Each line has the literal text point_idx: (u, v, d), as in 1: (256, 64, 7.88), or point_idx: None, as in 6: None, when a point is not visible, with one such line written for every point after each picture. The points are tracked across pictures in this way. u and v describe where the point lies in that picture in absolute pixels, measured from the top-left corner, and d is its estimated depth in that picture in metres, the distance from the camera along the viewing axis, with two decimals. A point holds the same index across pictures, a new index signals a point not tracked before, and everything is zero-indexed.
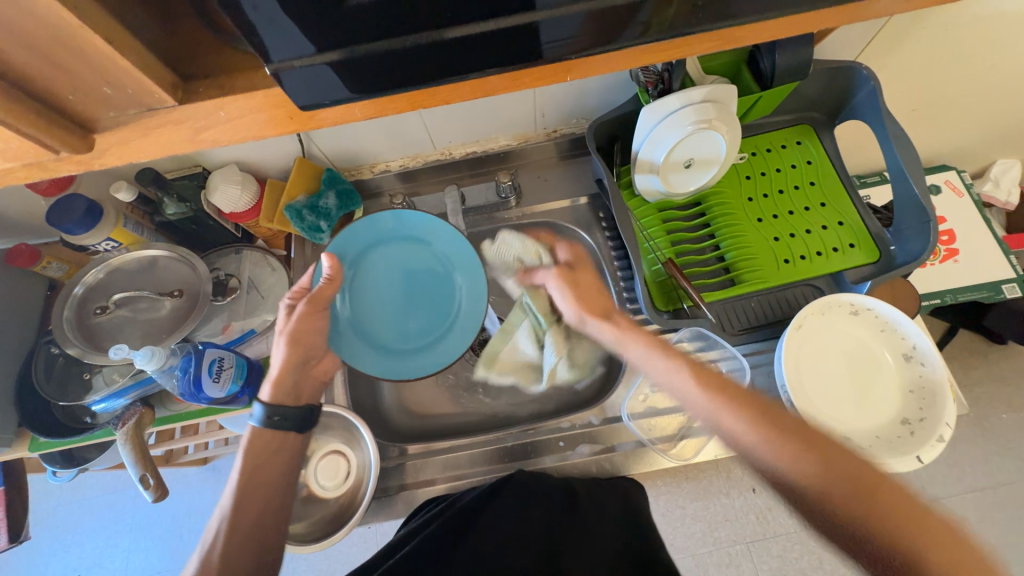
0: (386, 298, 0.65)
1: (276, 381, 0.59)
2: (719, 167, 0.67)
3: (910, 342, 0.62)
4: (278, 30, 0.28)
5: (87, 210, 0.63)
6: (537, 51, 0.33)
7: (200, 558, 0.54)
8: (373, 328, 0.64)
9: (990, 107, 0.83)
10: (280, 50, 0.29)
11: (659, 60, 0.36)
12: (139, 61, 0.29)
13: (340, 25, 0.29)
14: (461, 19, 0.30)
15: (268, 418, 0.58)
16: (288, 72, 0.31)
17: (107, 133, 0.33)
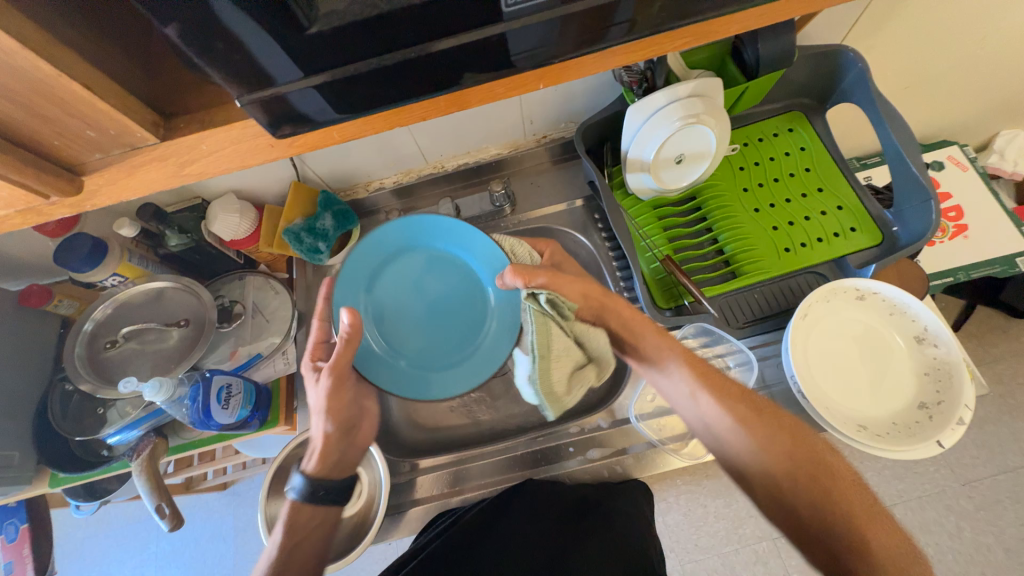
0: (407, 308, 0.64)
1: (321, 453, 0.57)
2: (711, 160, 0.67)
3: (921, 324, 0.60)
4: (244, 64, 0.28)
5: (93, 248, 0.65)
6: (509, 60, 0.33)
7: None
8: (391, 333, 0.63)
9: (987, 78, 0.81)
10: (252, 83, 0.30)
11: (637, 58, 0.36)
12: (119, 104, 0.30)
13: (306, 54, 0.29)
14: (428, 37, 0.30)
15: (310, 493, 0.56)
16: (259, 102, 0.31)
17: (97, 174, 0.34)
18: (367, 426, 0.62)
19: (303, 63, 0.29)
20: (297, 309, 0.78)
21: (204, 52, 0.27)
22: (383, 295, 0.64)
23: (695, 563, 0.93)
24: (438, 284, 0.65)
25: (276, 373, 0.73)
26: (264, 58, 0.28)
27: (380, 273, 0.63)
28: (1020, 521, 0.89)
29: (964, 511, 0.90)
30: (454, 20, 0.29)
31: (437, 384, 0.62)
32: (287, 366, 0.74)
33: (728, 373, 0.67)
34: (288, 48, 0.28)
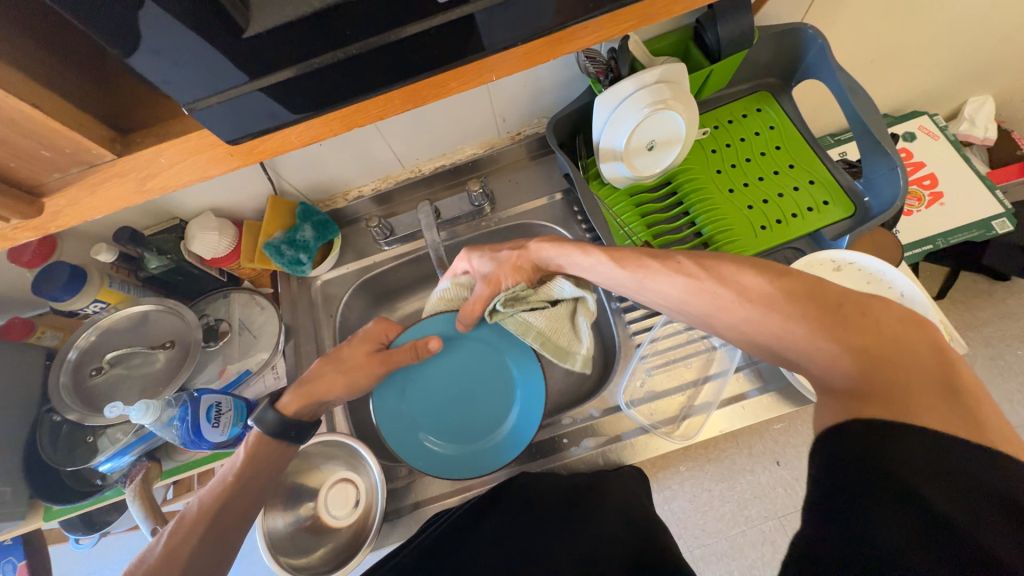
0: (445, 402, 0.70)
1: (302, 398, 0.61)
2: (682, 145, 0.68)
3: (897, 290, 0.61)
4: (188, 71, 0.29)
5: (71, 275, 0.64)
6: (454, 54, 0.34)
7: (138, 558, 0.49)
8: (434, 426, 0.69)
9: (947, 48, 0.83)
10: (199, 91, 0.31)
11: (615, 33, 0.37)
12: (73, 123, 0.31)
13: (248, 57, 0.30)
14: (369, 33, 0.31)
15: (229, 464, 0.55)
16: (207, 108, 0.32)
17: (58, 195, 0.35)
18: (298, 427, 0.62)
19: (248, 67, 0.31)
20: (285, 323, 0.78)
21: (146, 57, 0.28)
22: (421, 391, 0.69)
23: (704, 548, 0.93)
24: (471, 375, 0.70)
25: (266, 388, 0.73)
26: (208, 65, 0.30)
27: (414, 376, 0.69)
28: None
29: None
30: (392, 14, 0.30)
31: (471, 465, 0.66)
32: (278, 379, 0.74)
33: (713, 353, 0.68)
34: (230, 52, 0.29)
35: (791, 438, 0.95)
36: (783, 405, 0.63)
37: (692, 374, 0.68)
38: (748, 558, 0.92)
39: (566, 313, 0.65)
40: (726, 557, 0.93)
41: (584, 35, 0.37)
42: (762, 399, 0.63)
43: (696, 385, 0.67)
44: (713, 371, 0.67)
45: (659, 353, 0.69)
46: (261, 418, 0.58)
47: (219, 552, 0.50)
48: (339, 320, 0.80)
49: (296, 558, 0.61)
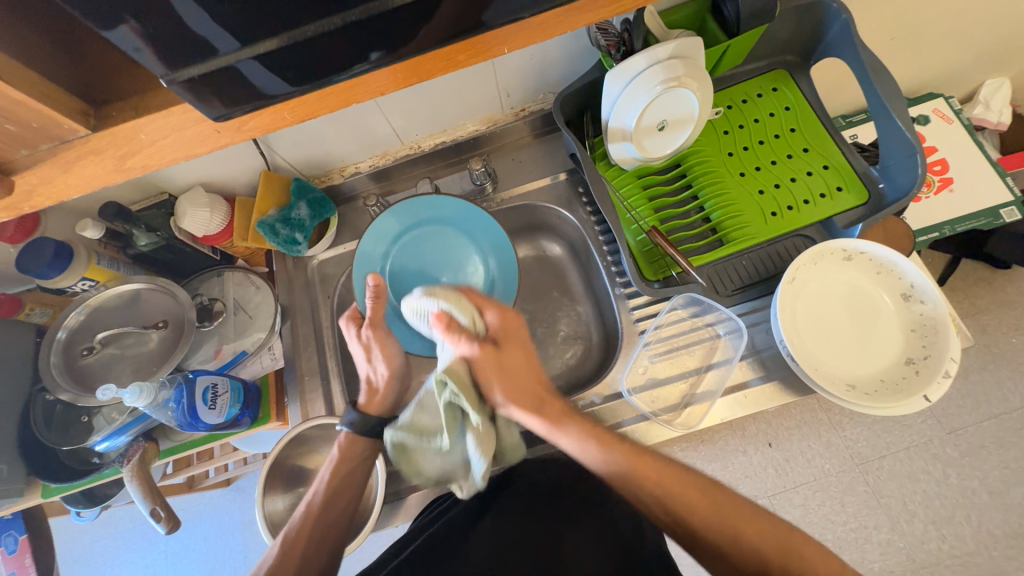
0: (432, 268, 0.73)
1: (377, 394, 0.61)
2: (694, 125, 0.65)
3: (907, 281, 0.60)
4: (165, 36, 0.27)
5: (56, 253, 0.62)
6: (458, 23, 0.31)
7: (279, 546, 0.53)
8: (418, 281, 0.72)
9: (971, 27, 0.79)
10: (177, 59, 0.28)
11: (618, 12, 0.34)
12: (38, 94, 0.29)
13: (230, 23, 0.27)
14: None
15: (371, 428, 0.59)
16: (189, 80, 0.29)
17: (29, 173, 0.32)
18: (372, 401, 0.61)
19: (231, 30, 0.28)
20: (280, 303, 0.76)
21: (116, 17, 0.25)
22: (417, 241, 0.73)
23: None
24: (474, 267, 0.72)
25: (263, 369, 0.72)
26: (188, 29, 0.27)
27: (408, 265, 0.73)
28: (1002, 464, 0.92)
29: (950, 458, 0.93)
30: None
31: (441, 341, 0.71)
32: (274, 361, 0.72)
33: (717, 341, 0.67)
34: (212, 13, 0.26)
35: (784, 421, 0.95)
36: (784, 394, 0.63)
37: (695, 361, 0.67)
38: None
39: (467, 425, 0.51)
40: None
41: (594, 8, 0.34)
42: (763, 389, 0.63)
43: (698, 372, 0.67)
44: (716, 359, 0.67)
45: (663, 341, 0.68)
46: (347, 423, 0.59)
47: (328, 549, 0.54)
48: (336, 300, 0.79)
49: None
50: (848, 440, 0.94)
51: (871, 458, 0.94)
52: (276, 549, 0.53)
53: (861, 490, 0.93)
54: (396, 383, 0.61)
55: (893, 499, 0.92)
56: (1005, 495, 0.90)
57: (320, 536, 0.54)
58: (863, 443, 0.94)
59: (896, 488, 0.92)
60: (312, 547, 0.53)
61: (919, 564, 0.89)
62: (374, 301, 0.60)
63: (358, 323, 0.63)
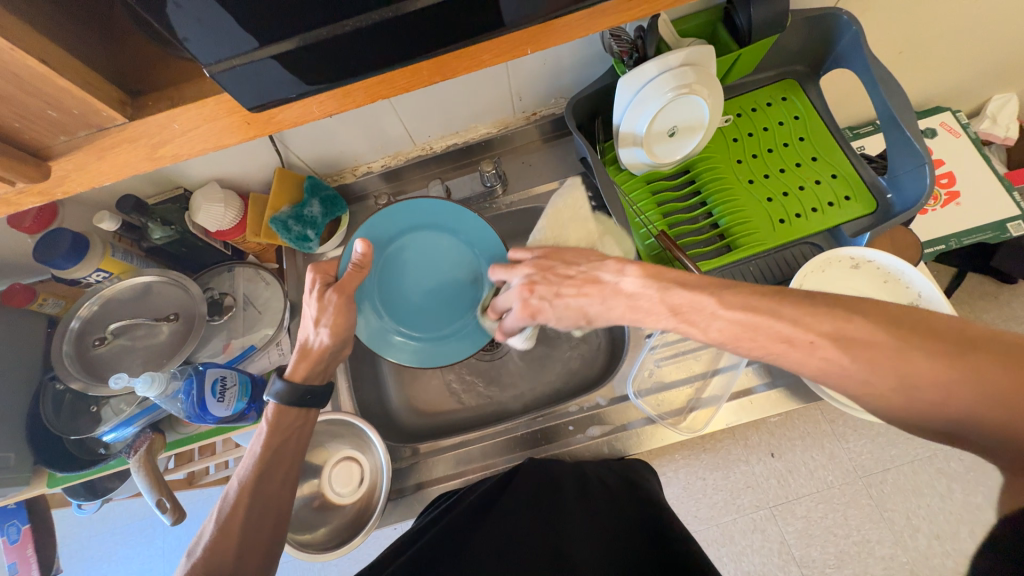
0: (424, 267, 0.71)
1: (308, 361, 0.59)
2: (704, 132, 0.66)
3: (915, 290, 0.60)
4: (207, 30, 0.28)
5: (73, 243, 0.63)
6: (484, 26, 0.32)
7: (216, 515, 0.52)
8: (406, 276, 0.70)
9: (979, 43, 0.80)
10: (216, 53, 0.29)
11: (637, 16, 0.35)
12: (80, 82, 0.30)
13: (271, 18, 0.28)
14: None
15: (299, 397, 0.57)
16: (226, 73, 0.30)
17: (64, 159, 0.33)
18: (302, 367, 0.59)
19: (268, 26, 0.28)
20: (289, 299, 0.77)
21: (161, 9, 0.26)
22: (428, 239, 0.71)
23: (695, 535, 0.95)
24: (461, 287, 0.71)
25: (271, 364, 0.73)
26: (231, 24, 0.28)
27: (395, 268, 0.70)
28: None
29: (955, 473, 0.92)
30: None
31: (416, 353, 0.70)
32: (282, 357, 0.73)
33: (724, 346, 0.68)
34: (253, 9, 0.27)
35: (787, 431, 0.95)
36: (790, 401, 0.63)
37: (701, 366, 0.67)
38: (738, 545, 0.94)
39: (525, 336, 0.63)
40: (716, 544, 0.94)
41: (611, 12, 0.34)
42: (769, 395, 0.63)
43: (704, 377, 0.67)
44: (723, 364, 0.66)
45: (669, 345, 0.68)
46: (273, 392, 0.57)
47: (263, 525, 0.52)
48: None
49: (300, 534, 0.63)
50: (851, 451, 0.94)
51: (875, 470, 0.93)
52: (212, 520, 0.52)
53: (864, 502, 0.92)
54: (331, 353, 0.60)
55: (897, 513, 0.91)
56: None
57: (260, 513, 0.52)
58: (866, 454, 0.94)
59: (899, 502, 0.91)
60: (251, 519, 0.52)
61: None
62: (355, 269, 0.58)
63: (323, 282, 0.59)
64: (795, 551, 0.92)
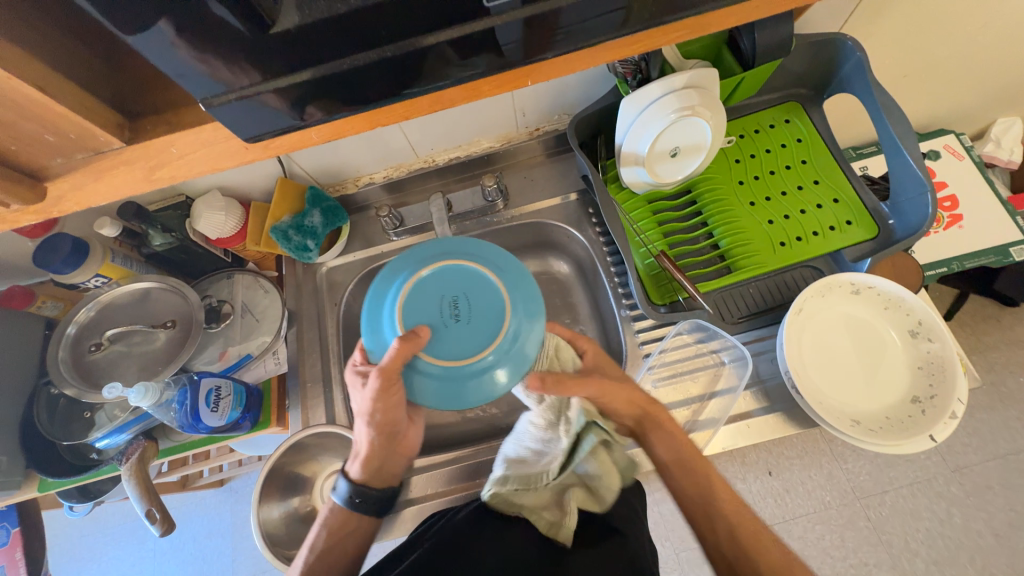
0: (469, 331, 0.49)
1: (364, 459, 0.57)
2: (707, 153, 0.66)
3: (916, 317, 0.60)
4: (204, 63, 0.27)
5: (73, 247, 0.63)
6: (486, 61, 0.32)
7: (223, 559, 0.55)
8: (454, 336, 0.49)
9: (982, 68, 0.80)
10: (212, 87, 0.29)
11: (638, 51, 0.35)
12: (79, 107, 0.30)
13: (273, 52, 0.28)
14: (401, 33, 0.29)
15: (350, 499, 0.57)
16: (224, 107, 0.30)
17: (62, 178, 0.33)
18: (411, 436, 0.62)
19: (268, 60, 0.29)
20: (287, 307, 0.77)
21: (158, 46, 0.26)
22: (492, 302, 0.50)
23: (691, 553, 0.94)
24: (426, 303, 0.51)
25: (267, 373, 0.72)
26: (230, 60, 0.28)
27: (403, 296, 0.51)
28: (1008, 506, 0.90)
29: (954, 497, 0.91)
30: (424, 18, 0.28)
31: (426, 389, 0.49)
32: (278, 365, 0.72)
33: (722, 368, 0.67)
34: (251, 43, 0.27)
35: (785, 450, 0.95)
36: (788, 426, 0.62)
37: (699, 389, 0.67)
38: None
39: (556, 434, 0.63)
40: None
41: (610, 48, 0.34)
42: (767, 419, 0.63)
43: (702, 400, 0.66)
44: (720, 386, 0.66)
45: (667, 366, 0.68)
46: (336, 489, 0.58)
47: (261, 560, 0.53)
48: (342, 308, 0.79)
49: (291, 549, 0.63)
50: (850, 472, 0.93)
51: (874, 492, 0.92)
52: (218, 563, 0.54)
53: (862, 525, 0.91)
54: (383, 450, 0.58)
55: (895, 536, 0.90)
56: (1010, 539, 0.88)
57: None
58: (866, 476, 0.93)
59: (898, 525, 0.90)
60: None
61: None
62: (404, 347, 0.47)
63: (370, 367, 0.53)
64: None
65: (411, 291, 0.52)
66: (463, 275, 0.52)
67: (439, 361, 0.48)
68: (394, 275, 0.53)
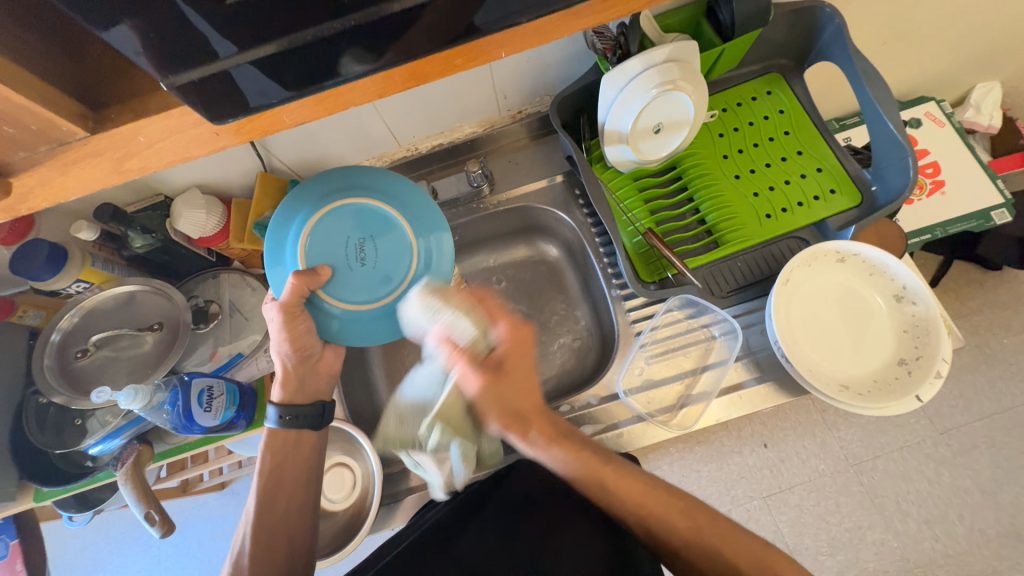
0: (383, 266, 0.57)
1: (283, 379, 0.59)
2: (690, 128, 0.65)
3: (900, 283, 0.61)
4: (162, 41, 0.27)
5: (50, 254, 0.61)
6: (453, 30, 0.31)
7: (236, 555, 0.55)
8: (362, 280, 0.57)
9: (960, 32, 0.80)
10: (173, 67, 0.28)
11: (616, 15, 0.35)
12: (37, 98, 0.29)
13: (234, 27, 0.27)
14: (363, 4, 0.28)
15: (280, 419, 0.57)
16: (186, 85, 0.29)
17: (27, 175, 0.33)
18: (330, 354, 0.62)
19: (230, 36, 0.28)
20: None
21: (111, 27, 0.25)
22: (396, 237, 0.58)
23: None
24: (330, 242, 0.57)
25: (259, 371, 0.72)
26: (188, 37, 0.27)
27: (313, 239, 0.57)
28: (993, 463, 0.93)
29: (942, 458, 0.93)
30: None
31: (348, 326, 0.56)
32: (270, 364, 0.72)
33: (712, 343, 0.68)
34: (210, 16, 0.26)
35: (779, 421, 0.96)
36: (779, 394, 0.63)
37: (690, 363, 0.67)
38: None
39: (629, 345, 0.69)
40: None
41: (584, 14, 0.34)
42: (758, 389, 0.64)
43: (694, 373, 0.67)
44: (711, 360, 0.67)
45: (659, 342, 0.68)
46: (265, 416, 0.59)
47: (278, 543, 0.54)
48: None
49: None
50: (842, 440, 0.95)
51: (866, 457, 0.94)
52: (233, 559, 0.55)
53: (856, 489, 0.93)
54: (300, 372, 0.59)
55: (888, 499, 0.92)
56: (996, 494, 0.91)
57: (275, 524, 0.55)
58: (857, 443, 0.95)
59: (890, 488, 0.93)
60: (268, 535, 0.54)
61: (913, 564, 0.90)
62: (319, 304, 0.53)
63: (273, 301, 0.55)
64: (788, 539, 0.93)
65: (312, 231, 0.57)
66: (366, 219, 0.59)
67: (358, 301, 0.57)
68: (289, 220, 0.58)
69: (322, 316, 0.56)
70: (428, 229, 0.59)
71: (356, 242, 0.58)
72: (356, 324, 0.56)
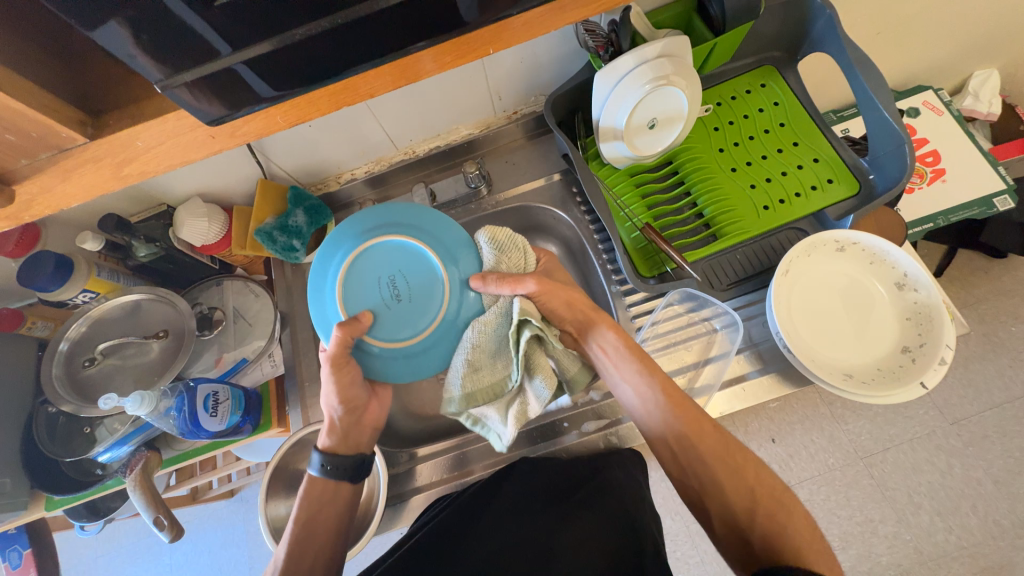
0: (421, 301, 0.52)
1: (332, 429, 0.58)
2: (685, 122, 0.66)
3: (901, 270, 0.60)
4: (155, 43, 0.27)
5: (57, 265, 0.62)
6: (441, 25, 0.32)
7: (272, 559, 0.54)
8: (404, 319, 0.52)
9: (955, 20, 0.80)
10: (168, 68, 0.29)
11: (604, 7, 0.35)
12: (37, 105, 0.30)
13: (225, 28, 0.28)
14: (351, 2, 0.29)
15: (323, 468, 0.57)
16: (181, 86, 0.30)
17: (29, 182, 0.33)
18: (377, 407, 0.61)
19: (222, 36, 0.28)
20: (279, 311, 0.77)
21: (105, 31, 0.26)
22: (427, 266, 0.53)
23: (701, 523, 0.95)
24: (364, 284, 0.52)
25: (264, 376, 0.72)
26: (180, 38, 0.28)
27: (348, 284, 0.52)
28: (1006, 453, 0.92)
29: (953, 449, 0.92)
30: None
31: (398, 367, 0.52)
32: (275, 368, 0.73)
33: (714, 335, 0.68)
34: (202, 17, 0.27)
35: (786, 416, 0.96)
36: (783, 386, 0.63)
37: (692, 356, 0.68)
38: None
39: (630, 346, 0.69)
40: None
41: (572, 6, 0.34)
42: (761, 381, 0.63)
43: (696, 367, 0.68)
44: (714, 353, 0.67)
45: (660, 336, 0.69)
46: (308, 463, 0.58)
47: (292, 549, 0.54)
48: None
49: None
50: (850, 433, 0.94)
51: (875, 450, 0.93)
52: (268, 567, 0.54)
53: (866, 482, 0.93)
54: (348, 421, 0.58)
55: (899, 491, 0.91)
56: (1010, 485, 0.90)
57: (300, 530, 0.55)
58: (866, 435, 0.94)
59: (900, 480, 0.92)
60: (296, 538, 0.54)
61: (927, 557, 0.89)
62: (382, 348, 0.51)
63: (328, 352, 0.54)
64: None
65: (348, 274, 0.52)
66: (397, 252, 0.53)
67: (405, 341, 0.51)
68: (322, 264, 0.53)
69: (370, 360, 0.52)
70: (455, 253, 0.53)
71: (389, 278, 0.52)
72: (402, 364, 0.51)
